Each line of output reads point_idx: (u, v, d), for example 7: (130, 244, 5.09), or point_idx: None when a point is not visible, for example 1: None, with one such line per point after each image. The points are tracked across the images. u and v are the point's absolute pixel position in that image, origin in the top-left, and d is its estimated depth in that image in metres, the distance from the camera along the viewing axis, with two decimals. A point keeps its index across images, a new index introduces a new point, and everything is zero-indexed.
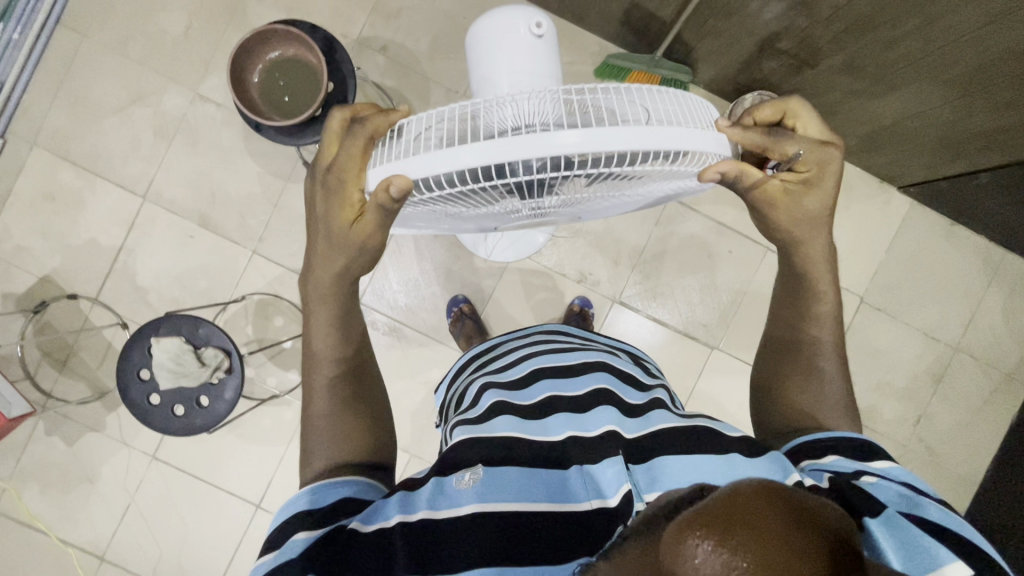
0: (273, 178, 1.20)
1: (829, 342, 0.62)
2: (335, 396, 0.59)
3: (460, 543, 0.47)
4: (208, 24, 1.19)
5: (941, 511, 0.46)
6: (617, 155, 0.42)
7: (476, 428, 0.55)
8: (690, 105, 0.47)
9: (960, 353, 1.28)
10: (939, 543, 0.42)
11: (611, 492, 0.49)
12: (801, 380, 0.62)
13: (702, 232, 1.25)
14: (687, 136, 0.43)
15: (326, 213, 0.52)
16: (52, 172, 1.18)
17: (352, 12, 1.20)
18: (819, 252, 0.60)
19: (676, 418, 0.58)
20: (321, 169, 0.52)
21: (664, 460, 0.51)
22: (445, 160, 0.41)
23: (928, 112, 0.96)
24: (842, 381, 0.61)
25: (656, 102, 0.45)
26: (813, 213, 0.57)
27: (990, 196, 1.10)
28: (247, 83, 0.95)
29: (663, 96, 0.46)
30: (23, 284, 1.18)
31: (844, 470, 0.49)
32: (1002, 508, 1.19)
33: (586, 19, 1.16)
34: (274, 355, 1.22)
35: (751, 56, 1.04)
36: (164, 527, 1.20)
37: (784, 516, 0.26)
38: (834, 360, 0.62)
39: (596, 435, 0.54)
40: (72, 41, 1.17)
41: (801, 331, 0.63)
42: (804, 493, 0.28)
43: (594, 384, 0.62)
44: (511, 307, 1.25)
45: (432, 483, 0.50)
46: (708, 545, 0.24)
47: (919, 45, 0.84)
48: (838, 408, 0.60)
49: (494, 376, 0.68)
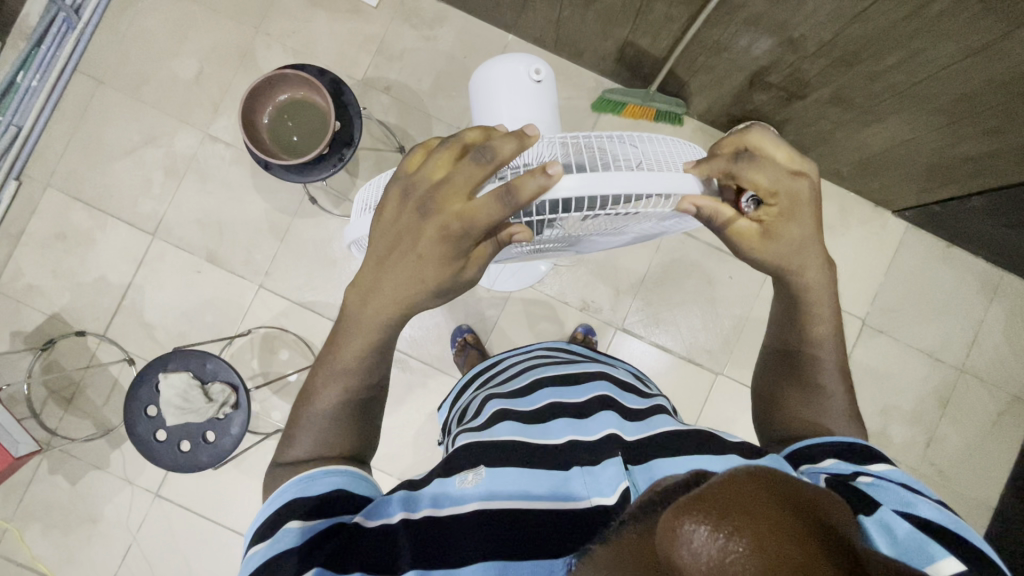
0: (279, 214, 1.23)
1: (831, 358, 0.63)
2: (337, 405, 0.58)
3: (467, 542, 0.46)
4: (219, 69, 1.24)
5: (936, 509, 0.46)
6: (611, 199, 0.46)
7: (477, 434, 0.57)
8: (675, 149, 0.52)
9: (965, 374, 1.28)
10: (931, 540, 0.42)
11: (611, 489, 0.49)
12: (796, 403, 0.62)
13: (701, 258, 1.27)
14: (674, 180, 0.47)
15: (430, 257, 0.49)
16: (65, 212, 1.21)
17: (357, 54, 1.25)
18: (816, 277, 0.61)
19: (676, 423, 0.58)
20: (443, 218, 0.47)
21: (655, 462, 0.51)
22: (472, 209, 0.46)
23: (916, 139, 0.99)
24: (844, 395, 0.62)
25: (647, 150, 0.50)
26: (798, 239, 0.57)
27: (983, 219, 1.11)
28: (258, 126, 0.98)
29: (652, 141, 0.51)
30: (32, 322, 1.20)
31: (840, 472, 0.51)
32: (1018, 533, 1.16)
33: (582, 57, 1.21)
34: (279, 389, 1.22)
35: (742, 89, 1.08)
36: (166, 567, 1.18)
37: (780, 500, 0.26)
38: (834, 372, 0.63)
39: (596, 438, 0.55)
40: (88, 87, 1.22)
41: (800, 341, 0.64)
42: (800, 482, 0.28)
43: (594, 392, 0.63)
44: (515, 335, 1.26)
45: (435, 483, 0.51)
46: (705, 530, 0.24)
47: (903, 77, 0.87)
48: (844, 427, 0.60)
49: (498, 389, 0.70)
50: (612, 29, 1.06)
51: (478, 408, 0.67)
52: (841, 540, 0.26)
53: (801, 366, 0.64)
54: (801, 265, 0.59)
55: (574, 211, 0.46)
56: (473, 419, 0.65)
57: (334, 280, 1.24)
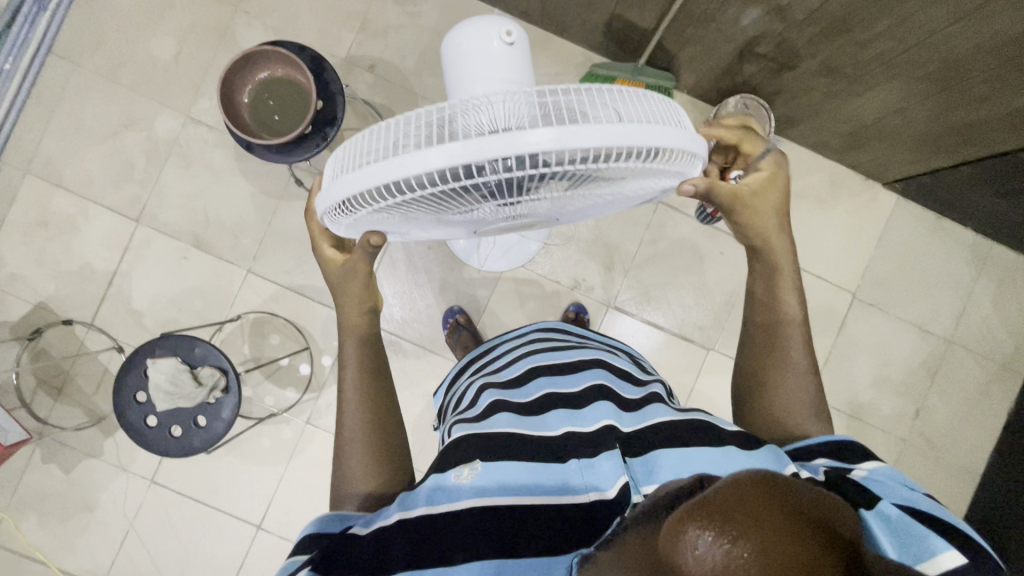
0: (265, 197, 1.22)
1: (799, 347, 0.67)
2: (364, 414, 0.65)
3: (462, 540, 0.47)
4: (198, 49, 1.21)
5: (930, 502, 0.48)
6: (591, 154, 0.41)
7: (474, 427, 0.57)
8: (662, 103, 0.45)
9: (954, 345, 1.29)
10: (933, 533, 0.44)
11: (609, 484, 0.50)
12: (773, 375, 0.66)
13: (692, 235, 1.27)
14: (663, 134, 0.42)
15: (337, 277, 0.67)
16: (46, 199, 1.19)
17: (340, 31, 1.22)
18: (784, 245, 0.66)
19: (671, 412, 0.58)
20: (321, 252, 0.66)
21: (656, 455, 0.51)
22: (420, 161, 0.39)
23: (907, 109, 0.99)
24: (807, 369, 0.66)
25: (629, 103, 0.43)
26: (772, 211, 0.64)
27: (973, 189, 1.11)
28: (237, 105, 0.96)
29: (634, 95, 0.44)
30: (18, 311, 1.18)
31: (834, 466, 0.52)
32: (1005, 498, 1.18)
33: (568, 30, 1.19)
34: (271, 373, 1.21)
35: (732, 61, 1.07)
36: (165, 551, 1.19)
37: (785, 505, 0.27)
38: (805, 362, 0.67)
39: (593, 430, 0.55)
40: (64, 70, 1.19)
41: (774, 336, 0.68)
42: (805, 487, 0.30)
43: (590, 381, 0.63)
44: (507, 316, 1.26)
45: (431, 481, 0.50)
46: (710, 536, 0.26)
47: (892, 45, 0.86)
48: (807, 402, 0.64)
49: (491, 377, 0.70)
50: (599, 2, 1.04)
51: (474, 396, 0.67)
52: (844, 541, 0.28)
53: (770, 348, 0.67)
54: (771, 234, 0.65)
55: (550, 167, 0.41)
56: (468, 407, 0.66)
57: None
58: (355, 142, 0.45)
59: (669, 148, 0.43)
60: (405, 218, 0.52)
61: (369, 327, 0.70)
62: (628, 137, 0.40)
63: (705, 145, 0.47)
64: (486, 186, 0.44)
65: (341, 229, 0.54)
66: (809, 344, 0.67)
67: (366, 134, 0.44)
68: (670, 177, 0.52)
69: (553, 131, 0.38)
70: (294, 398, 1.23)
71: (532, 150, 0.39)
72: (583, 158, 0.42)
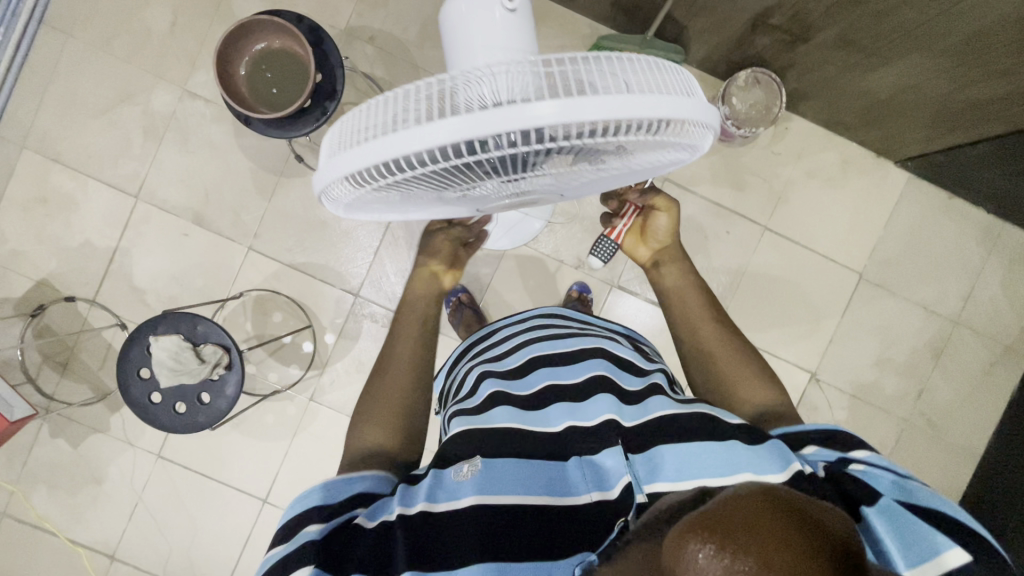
0: (265, 173, 1.20)
1: (730, 340, 0.77)
2: (397, 386, 0.68)
3: (464, 539, 0.47)
4: (194, 20, 1.17)
5: (930, 493, 0.48)
6: (596, 126, 0.39)
7: (473, 420, 0.57)
8: (673, 74, 0.43)
9: (960, 326, 1.28)
10: (935, 530, 0.44)
11: (612, 484, 0.51)
12: (718, 371, 0.74)
13: (699, 214, 1.25)
14: (674, 104, 0.40)
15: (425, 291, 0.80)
16: (44, 175, 1.18)
17: (339, 1, 1.18)
18: (677, 273, 0.84)
19: (674, 404, 0.59)
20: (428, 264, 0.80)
21: (658, 451, 0.52)
22: (419, 137, 0.38)
23: (925, 84, 0.95)
24: (738, 351, 0.75)
25: (637, 72, 0.41)
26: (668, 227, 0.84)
27: (988, 167, 1.08)
28: (234, 77, 0.94)
29: (642, 64, 0.42)
30: (19, 288, 1.18)
31: (832, 459, 0.52)
32: (1003, 478, 1.19)
33: (576, 1, 1.15)
34: (274, 350, 1.22)
35: (744, 33, 1.03)
36: (173, 524, 1.21)
37: (788, 516, 0.28)
38: (736, 349, 0.76)
39: (595, 424, 0.56)
40: (57, 41, 1.16)
41: (702, 333, 0.79)
42: (810, 498, 0.30)
43: (591, 371, 0.63)
44: (510, 295, 1.25)
45: (431, 475, 0.52)
46: (709, 550, 0.27)
47: (912, 17, 0.83)
48: (754, 381, 0.72)
49: (492, 364, 0.69)
50: None
51: (473, 383, 0.67)
52: (848, 547, 0.28)
53: (705, 345, 0.77)
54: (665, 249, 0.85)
55: (554, 138, 0.40)
56: (468, 395, 0.65)
57: (325, 241, 1.22)
58: (350, 119, 0.43)
59: (679, 119, 0.41)
60: (405, 197, 0.51)
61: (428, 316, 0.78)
62: (637, 107, 0.38)
63: (719, 115, 0.45)
64: (488, 161, 0.42)
65: (341, 209, 0.53)
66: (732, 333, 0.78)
67: (362, 109, 0.43)
68: (681, 150, 0.50)
69: (556, 102, 0.36)
70: (297, 375, 1.23)
71: (537, 123, 0.37)
72: (588, 131, 0.40)
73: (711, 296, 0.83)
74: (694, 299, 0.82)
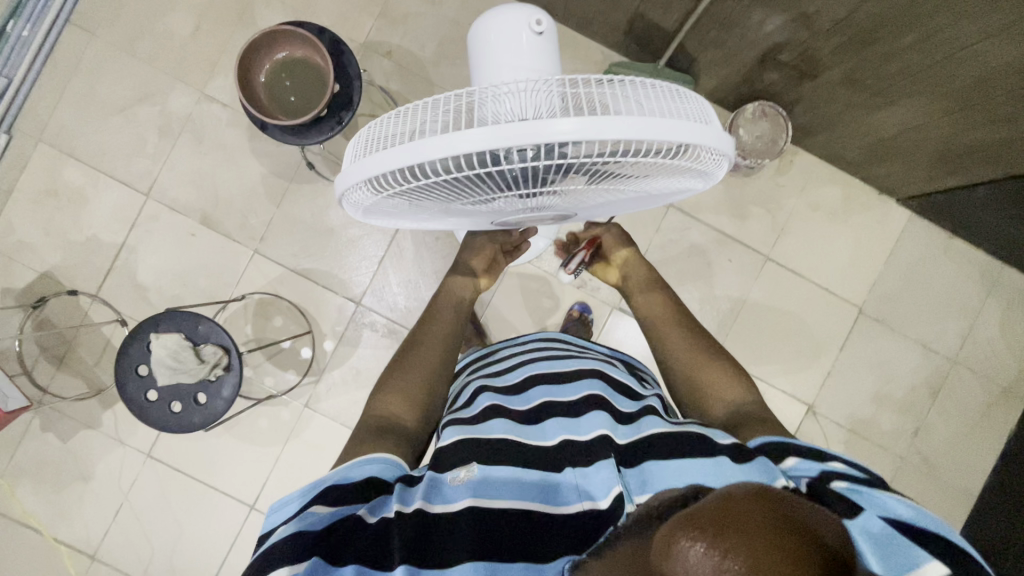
0: (276, 178, 1.21)
1: (697, 338, 0.78)
2: (423, 368, 0.70)
3: (456, 540, 0.48)
4: (216, 26, 1.20)
5: (916, 509, 0.48)
6: (613, 144, 0.40)
7: (469, 429, 0.57)
8: (691, 101, 0.44)
9: (958, 366, 1.28)
10: (916, 544, 0.45)
11: (602, 494, 0.51)
12: (682, 369, 0.76)
13: (702, 241, 1.26)
14: (691, 129, 0.41)
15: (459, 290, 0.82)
16: (58, 169, 1.19)
17: (359, 17, 1.21)
18: (639, 282, 0.88)
19: (666, 424, 0.59)
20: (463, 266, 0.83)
21: (650, 466, 0.52)
22: (440, 145, 0.39)
23: (927, 125, 0.97)
24: (702, 345, 0.77)
25: (656, 97, 0.42)
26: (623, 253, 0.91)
27: (989, 210, 1.10)
28: (255, 84, 0.96)
29: (661, 90, 0.43)
30: (22, 279, 1.18)
31: (813, 475, 0.53)
32: (1000, 521, 1.18)
33: (589, 27, 1.18)
34: (272, 355, 1.21)
35: (753, 67, 1.06)
36: (157, 526, 1.19)
37: (779, 518, 0.28)
38: (700, 345, 0.77)
39: (587, 439, 0.56)
40: (81, 40, 1.18)
41: (663, 334, 0.81)
42: (802, 503, 0.31)
43: (588, 390, 0.63)
44: (511, 311, 1.25)
45: (427, 478, 0.52)
46: (700, 546, 0.27)
47: (917, 59, 0.85)
48: (722, 375, 0.73)
49: (490, 379, 0.69)
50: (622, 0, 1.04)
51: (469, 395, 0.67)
52: (837, 553, 0.28)
53: (669, 343, 0.79)
54: (630, 269, 0.90)
55: (571, 155, 0.41)
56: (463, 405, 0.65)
57: (331, 248, 1.22)
58: (376, 125, 0.44)
59: (694, 144, 0.42)
60: (421, 206, 0.52)
61: (457, 309, 0.80)
62: (653, 130, 0.39)
63: (734, 145, 0.45)
64: (504, 174, 0.43)
65: (358, 214, 0.53)
66: (696, 331, 0.79)
67: (387, 117, 0.44)
68: (693, 176, 0.51)
69: (578, 119, 0.37)
70: (294, 380, 1.22)
71: (555, 138, 0.38)
72: (608, 150, 0.41)
73: (671, 288, 0.85)
74: (657, 303, 0.84)
